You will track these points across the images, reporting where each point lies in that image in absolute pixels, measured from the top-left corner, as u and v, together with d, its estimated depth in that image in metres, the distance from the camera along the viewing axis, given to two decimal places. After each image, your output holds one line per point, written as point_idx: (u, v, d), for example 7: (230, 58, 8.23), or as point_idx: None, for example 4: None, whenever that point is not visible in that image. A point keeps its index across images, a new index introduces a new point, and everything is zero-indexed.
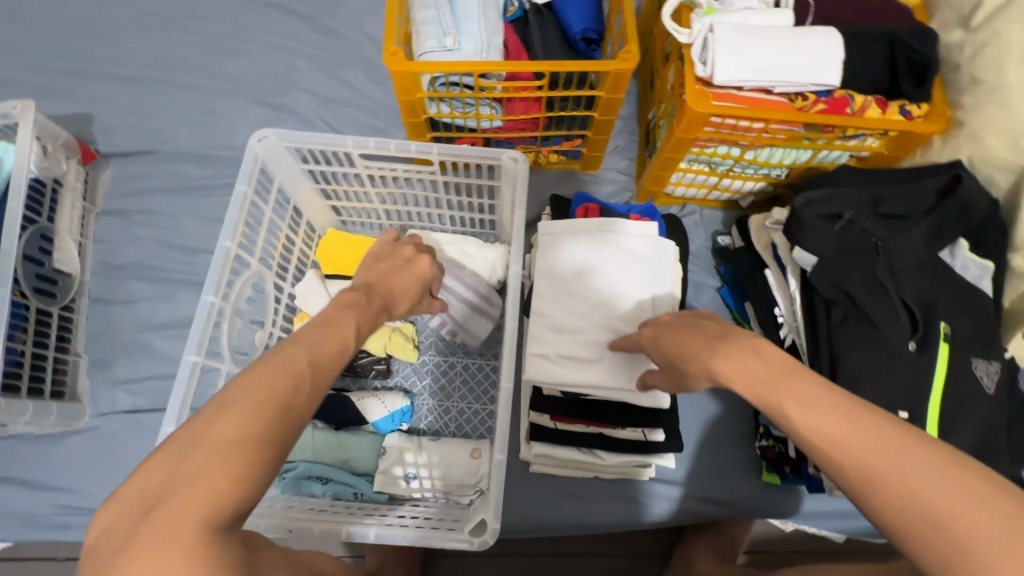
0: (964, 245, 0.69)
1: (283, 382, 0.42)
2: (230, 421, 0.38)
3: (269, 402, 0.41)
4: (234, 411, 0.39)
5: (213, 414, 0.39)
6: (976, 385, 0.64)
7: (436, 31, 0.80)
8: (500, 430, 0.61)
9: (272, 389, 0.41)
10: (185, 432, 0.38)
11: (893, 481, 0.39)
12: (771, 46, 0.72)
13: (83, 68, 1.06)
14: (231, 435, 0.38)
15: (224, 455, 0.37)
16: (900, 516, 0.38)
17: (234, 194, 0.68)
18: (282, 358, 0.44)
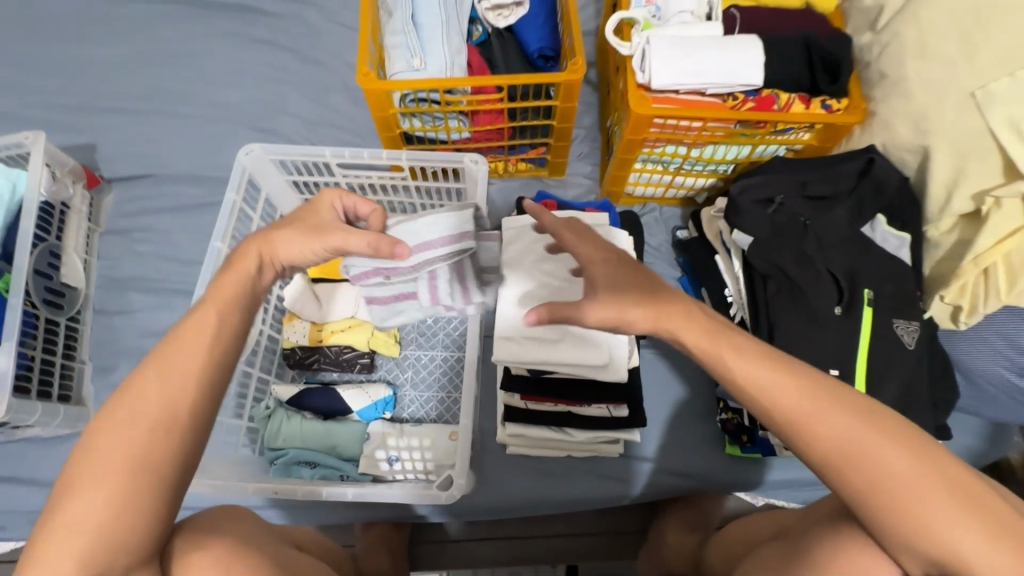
0: (883, 219, 0.76)
1: (133, 422, 0.47)
2: (92, 471, 0.45)
3: (132, 445, 0.46)
4: (88, 467, 0.45)
5: (77, 466, 0.45)
6: (898, 342, 0.70)
7: (405, 54, 0.90)
8: (466, 398, 0.73)
9: (123, 438, 0.46)
10: (55, 489, 0.45)
11: (832, 436, 0.49)
12: (699, 54, 0.81)
13: (88, 104, 1.16)
14: (92, 488, 0.44)
15: (86, 508, 0.44)
16: (836, 462, 0.49)
17: (224, 202, 0.76)
18: (140, 385, 0.48)
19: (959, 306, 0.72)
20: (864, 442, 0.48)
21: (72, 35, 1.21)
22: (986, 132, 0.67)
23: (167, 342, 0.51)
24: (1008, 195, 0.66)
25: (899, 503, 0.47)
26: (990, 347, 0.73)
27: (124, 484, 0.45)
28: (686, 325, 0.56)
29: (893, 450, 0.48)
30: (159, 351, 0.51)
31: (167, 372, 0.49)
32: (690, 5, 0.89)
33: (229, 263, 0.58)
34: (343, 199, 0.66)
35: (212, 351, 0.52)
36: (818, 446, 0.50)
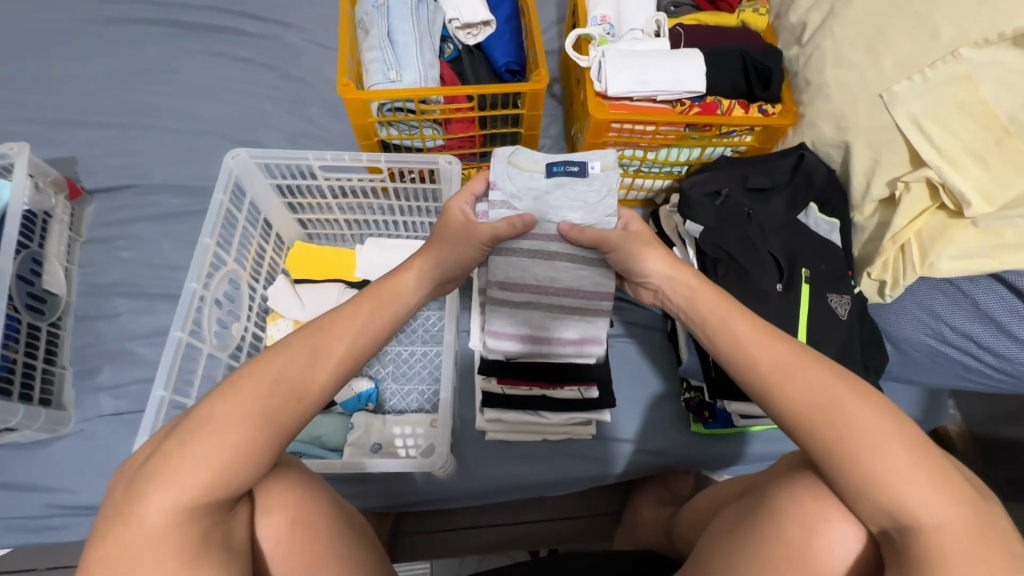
0: (814, 207, 0.86)
1: (271, 385, 0.53)
2: (223, 414, 0.50)
3: (260, 406, 0.51)
4: (224, 416, 0.50)
5: (211, 408, 0.50)
6: (832, 314, 0.79)
7: (381, 67, 0.97)
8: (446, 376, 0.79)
9: (258, 396, 0.52)
10: (187, 422, 0.50)
11: (808, 391, 0.53)
12: (648, 65, 0.91)
13: (69, 118, 1.18)
14: (218, 436, 0.49)
15: (212, 452, 0.48)
16: (808, 415, 0.52)
17: (212, 202, 0.81)
18: (286, 355, 0.55)
19: (883, 281, 0.81)
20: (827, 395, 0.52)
21: (51, 53, 1.24)
22: (893, 126, 0.77)
23: (322, 325, 0.58)
24: (914, 179, 0.75)
25: (855, 455, 0.50)
26: (914, 317, 0.82)
27: (252, 440, 0.50)
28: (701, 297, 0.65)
29: (869, 414, 0.51)
30: (309, 331, 0.58)
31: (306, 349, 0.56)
32: (640, 24, 1.00)
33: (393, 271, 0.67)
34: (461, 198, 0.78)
35: (356, 343, 0.59)
36: (785, 405, 0.54)
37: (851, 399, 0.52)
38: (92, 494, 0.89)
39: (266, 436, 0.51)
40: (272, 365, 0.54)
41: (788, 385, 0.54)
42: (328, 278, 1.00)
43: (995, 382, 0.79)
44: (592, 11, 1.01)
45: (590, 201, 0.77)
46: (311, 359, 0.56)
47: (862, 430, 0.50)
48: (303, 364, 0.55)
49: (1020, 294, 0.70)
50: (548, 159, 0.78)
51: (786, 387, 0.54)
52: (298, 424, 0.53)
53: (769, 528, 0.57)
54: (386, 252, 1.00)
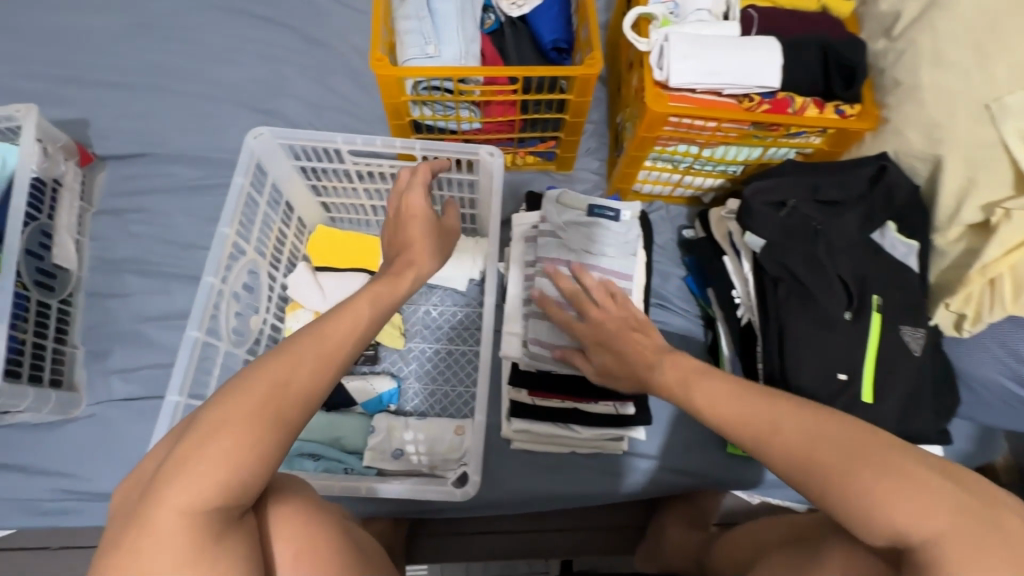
0: (892, 226, 0.77)
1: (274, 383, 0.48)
2: (221, 417, 0.46)
3: (262, 404, 0.47)
4: (226, 420, 0.46)
5: (212, 413, 0.47)
6: (904, 348, 0.72)
7: (418, 40, 0.88)
8: (481, 396, 0.74)
9: (262, 393, 0.48)
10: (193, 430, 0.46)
11: (786, 422, 0.51)
12: (717, 54, 0.81)
13: (80, 77, 1.11)
14: (221, 439, 0.45)
15: (213, 458, 0.45)
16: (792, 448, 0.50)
17: (232, 186, 0.75)
18: (293, 353, 0.51)
19: (963, 315, 0.74)
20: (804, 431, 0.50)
21: (61, 3, 1.16)
22: (999, 144, 0.68)
23: (323, 323, 0.54)
24: (1017, 207, 0.66)
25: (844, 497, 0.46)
26: (990, 355, 0.74)
27: (259, 432, 0.46)
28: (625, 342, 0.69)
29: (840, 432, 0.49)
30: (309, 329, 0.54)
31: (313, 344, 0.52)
32: (707, 4, 0.89)
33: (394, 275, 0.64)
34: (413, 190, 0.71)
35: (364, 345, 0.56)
36: (775, 454, 0.50)
37: (824, 428, 0.49)
38: (102, 482, 0.86)
39: (272, 436, 0.47)
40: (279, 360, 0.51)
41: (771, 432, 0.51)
42: (350, 268, 0.93)
43: None
44: None
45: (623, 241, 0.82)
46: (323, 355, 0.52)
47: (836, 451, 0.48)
48: (311, 360, 0.51)
49: None
50: (590, 200, 0.83)
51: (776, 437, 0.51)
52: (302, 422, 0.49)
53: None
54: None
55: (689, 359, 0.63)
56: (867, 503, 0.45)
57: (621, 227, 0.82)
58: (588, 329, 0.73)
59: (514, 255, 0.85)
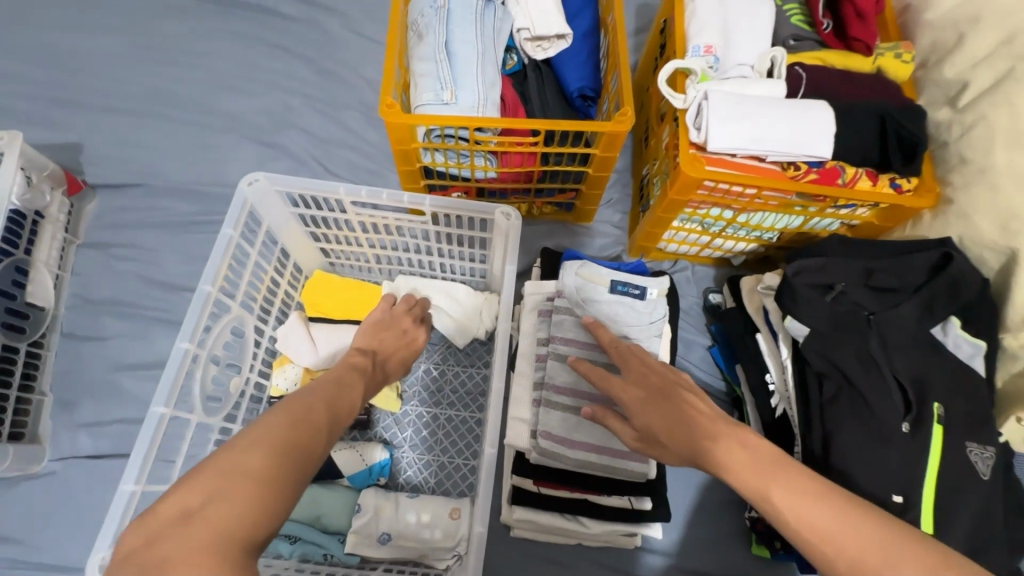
0: (956, 322, 0.68)
1: (305, 436, 0.44)
2: (249, 456, 0.40)
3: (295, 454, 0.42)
4: (263, 463, 0.40)
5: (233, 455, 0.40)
6: (972, 470, 0.62)
7: (434, 85, 0.81)
8: (481, 500, 0.64)
9: (297, 443, 0.43)
10: (211, 473, 0.39)
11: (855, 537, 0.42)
12: (762, 118, 0.73)
13: (78, 99, 1.05)
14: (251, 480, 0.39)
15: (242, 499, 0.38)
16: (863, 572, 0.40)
17: (219, 239, 0.68)
18: (309, 408, 0.47)
19: None
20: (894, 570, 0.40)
21: (67, 22, 1.11)
22: None
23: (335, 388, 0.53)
24: None
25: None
26: None
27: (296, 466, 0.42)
28: (676, 410, 0.53)
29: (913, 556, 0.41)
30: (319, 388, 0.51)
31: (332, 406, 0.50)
32: (750, 59, 0.82)
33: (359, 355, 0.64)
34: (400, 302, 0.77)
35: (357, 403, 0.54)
36: None
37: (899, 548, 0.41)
38: (57, 551, 0.77)
39: (297, 496, 0.41)
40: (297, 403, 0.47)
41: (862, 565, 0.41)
42: (345, 320, 0.85)
43: None
44: (693, 40, 0.83)
45: (646, 320, 0.73)
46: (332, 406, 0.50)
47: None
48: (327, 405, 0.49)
49: None
50: (612, 274, 0.74)
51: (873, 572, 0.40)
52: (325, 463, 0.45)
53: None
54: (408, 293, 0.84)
55: (758, 440, 0.49)
56: None
57: (647, 306, 0.73)
58: (633, 388, 0.58)
59: (525, 327, 0.77)
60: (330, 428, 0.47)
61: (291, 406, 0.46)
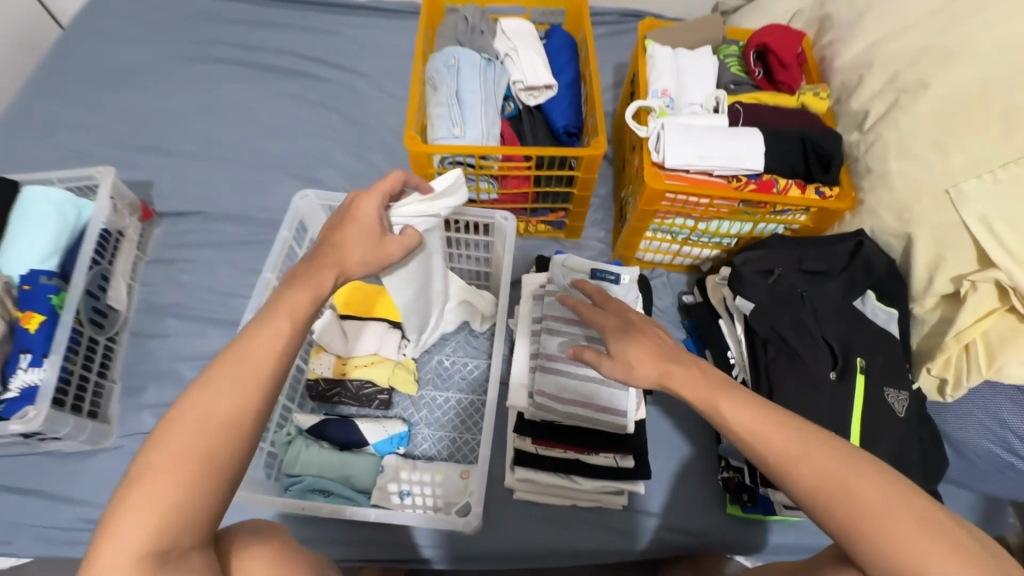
0: (872, 295, 0.84)
1: (192, 439, 0.50)
2: (149, 467, 0.49)
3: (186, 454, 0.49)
4: (155, 475, 0.48)
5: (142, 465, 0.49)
6: (889, 409, 0.76)
7: (447, 123, 1.02)
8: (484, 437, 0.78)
9: (183, 447, 0.50)
10: (119, 487, 0.49)
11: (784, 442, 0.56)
12: (707, 141, 0.92)
13: (151, 146, 1.27)
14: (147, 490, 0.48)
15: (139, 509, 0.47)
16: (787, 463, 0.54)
17: (277, 238, 0.85)
18: (209, 393, 0.52)
19: (944, 379, 0.78)
20: (820, 465, 0.53)
21: (144, 87, 1.35)
22: (960, 224, 0.76)
23: (238, 354, 0.55)
24: (981, 279, 0.73)
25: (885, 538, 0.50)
26: (981, 424, 0.77)
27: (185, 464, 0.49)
28: (649, 338, 0.69)
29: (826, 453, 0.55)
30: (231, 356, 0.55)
31: (235, 379, 0.53)
32: (699, 99, 1.03)
33: (307, 277, 0.63)
34: (377, 194, 0.71)
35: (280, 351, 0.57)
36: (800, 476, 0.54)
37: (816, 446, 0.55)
38: None
39: (193, 483, 0.49)
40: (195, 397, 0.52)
41: (798, 459, 0.54)
42: (371, 315, 1.01)
43: None
44: (652, 85, 1.03)
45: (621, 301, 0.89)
46: (237, 377, 0.54)
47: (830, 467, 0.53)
48: (231, 381, 0.54)
49: None
50: (593, 263, 0.91)
51: (800, 463, 0.54)
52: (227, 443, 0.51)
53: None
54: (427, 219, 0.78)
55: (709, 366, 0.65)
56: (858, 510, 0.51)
57: (621, 290, 0.90)
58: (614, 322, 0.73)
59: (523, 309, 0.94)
60: (225, 405, 0.52)
61: (188, 401, 0.52)
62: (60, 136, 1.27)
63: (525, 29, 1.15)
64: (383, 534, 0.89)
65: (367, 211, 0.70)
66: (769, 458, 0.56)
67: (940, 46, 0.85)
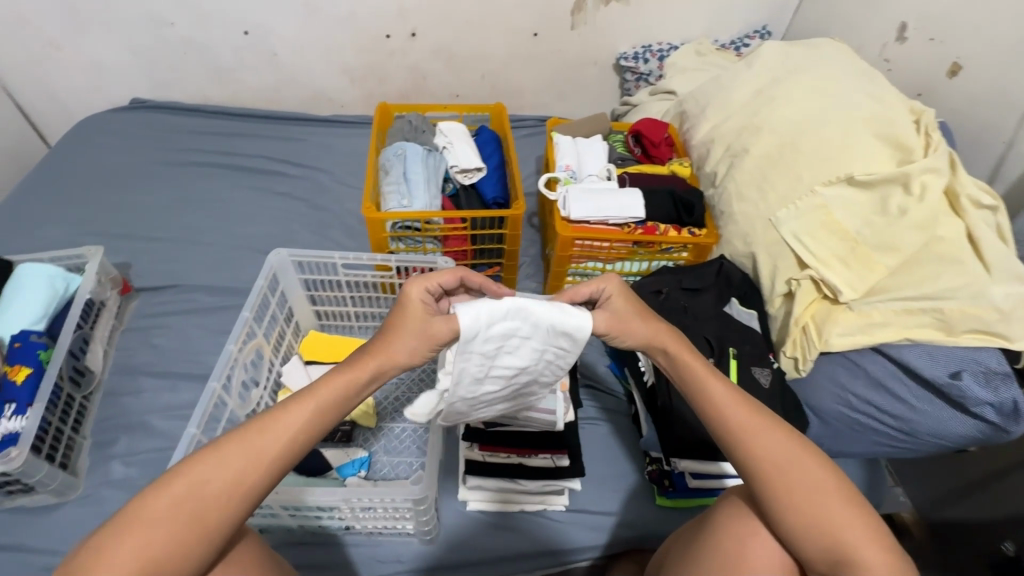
0: (736, 302, 1.07)
1: (184, 507, 0.58)
2: (162, 507, 0.58)
3: (189, 506, 0.58)
4: (146, 525, 0.57)
5: (146, 503, 0.58)
6: (758, 382, 0.96)
7: (397, 196, 1.26)
8: (434, 435, 0.91)
9: (174, 509, 0.58)
10: (123, 512, 0.58)
11: (738, 421, 0.65)
12: (601, 198, 1.19)
13: (132, 233, 1.44)
14: (151, 531, 0.57)
15: (129, 554, 0.55)
16: (736, 434, 0.64)
17: (254, 285, 1.01)
18: (219, 465, 0.61)
19: (796, 358, 0.99)
20: (746, 427, 0.64)
21: (128, 186, 1.55)
22: (783, 241, 1.03)
23: (261, 426, 0.64)
24: (802, 278, 0.98)
25: (803, 503, 0.60)
26: (828, 389, 0.96)
27: (190, 520, 0.58)
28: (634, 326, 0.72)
29: (772, 439, 0.63)
30: (251, 428, 0.63)
31: (236, 460, 0.61)
32: (595, 171, 1.31)
33: (349, 364, 0.69)
34: (428, 281, 0.74)
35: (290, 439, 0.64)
36: (750, 450, 0.63)
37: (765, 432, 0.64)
38: None
39: (190, 536, 0.58)
40: (216, 457, 0.61)
41: (731, 412, 0.65)
42: (335, 360, 1.11)
43: (900, 444, 0.92)
44: (559, 161, 1.33)
45: None
46: (254, 455, 0.62)
47: (770, 452, 0.63)
48: (247, 458, 0.62)
49: (899, 363, 0.90)
50: None
51: (732, 416, 0.65)
52: (226, 519, 0.60)
53: (711, 541, 0.68)
54: (489, 363, 0.70)
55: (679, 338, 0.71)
56: (786, 484, 0.61)
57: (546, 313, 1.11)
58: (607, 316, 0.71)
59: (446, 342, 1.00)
60: (237, 482, 0.61)
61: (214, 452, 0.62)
62: (48, 230, 1.42)
63: (458, 128, 1.46)
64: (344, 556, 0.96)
65: (413, 297, 0.71)
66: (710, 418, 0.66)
67: (752, 124, 1.18)
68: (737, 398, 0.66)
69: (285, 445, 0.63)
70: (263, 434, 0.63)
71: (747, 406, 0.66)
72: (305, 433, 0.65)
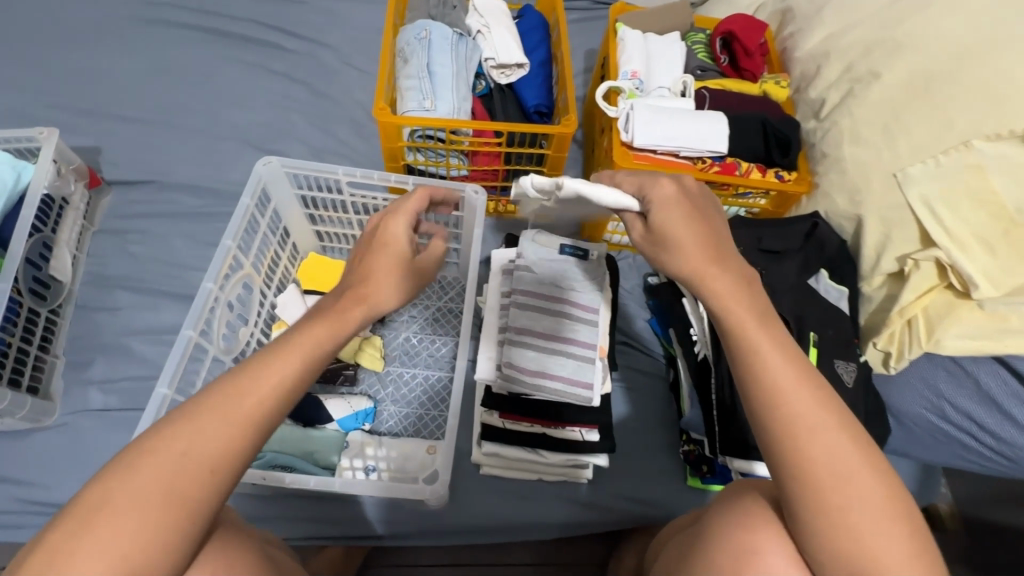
0: (825, 274, 0.88)
1: (158, 486, 0.45)
2: (126, 485, 0.45)
3: (161, 482, 0.45)
4: (114, 512, 0.43)
5: (109, 490, 0.44)
6: (838, 379, 0.81)
7: (417, 96, 1.01)
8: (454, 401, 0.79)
9: (149, 488, 0.45)
10: (81, 494, 0.45)
11: (796, 411, 0.51)
12: (675, 122, 0.94)
13: (100, 111, 1.21)
14: (118, 517, 0.43)
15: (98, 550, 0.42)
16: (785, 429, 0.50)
17: (239, 205, 0.81)
18: (193, 434, 0.47)
19: (889, 352, 0.83)
20: (800, 419, 0.50)
21: (92, 48, 1.27)
22: (906, 206, 0.81)
23: (244, 383, 0.50)
24: (923, 258, 0.77)
25: (853, 524, 0.48)
26: (918, 392, 0.82)
27: (166, 500, 0.45)
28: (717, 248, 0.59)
29: (828, 440, 0.50)
30: (229, 385, 0.50)
31: (217, 425, 0.48)
32: (667, 83, 1.05)
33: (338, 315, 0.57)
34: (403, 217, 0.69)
35: (280, 396, 0.52)
36: (804, 449, 0.49)
37: (823, 430, 0.50)
38: (67, 489, 0.85)
39: (169, 520, 0.45)
40: (190, 422, 0.48)
41: (789, 399, 0.51)
42: None
43: (989, 464, 0.80)
44: (624, 66, 1.04)
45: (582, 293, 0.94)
46: (239, 418, 0.49)
47: (826, 454, 0.49)
48: (228, 421, 0.49)
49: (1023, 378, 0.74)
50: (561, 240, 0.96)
51: (789, 401, 0.51)
52: (209, 499, 0.47)
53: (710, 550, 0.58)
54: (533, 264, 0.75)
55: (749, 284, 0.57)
56: (838, 500, 0.48)
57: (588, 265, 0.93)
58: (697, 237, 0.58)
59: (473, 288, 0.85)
60: (222, 451, 0.48)
61: (188, 417, 0.48)
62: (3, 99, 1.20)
63: (498, 7, 1.14)
64: (344, 511, 0.88)
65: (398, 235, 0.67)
66: (756, 402, 0.52)
67: (892, 38, 0.88)
68: (799, 379, 0.52)
69: (273, 405, 0.51)
70: (244, 395, 0.50)
71: (807, 387, 0.52)
72: (295, 391, 0.53)
